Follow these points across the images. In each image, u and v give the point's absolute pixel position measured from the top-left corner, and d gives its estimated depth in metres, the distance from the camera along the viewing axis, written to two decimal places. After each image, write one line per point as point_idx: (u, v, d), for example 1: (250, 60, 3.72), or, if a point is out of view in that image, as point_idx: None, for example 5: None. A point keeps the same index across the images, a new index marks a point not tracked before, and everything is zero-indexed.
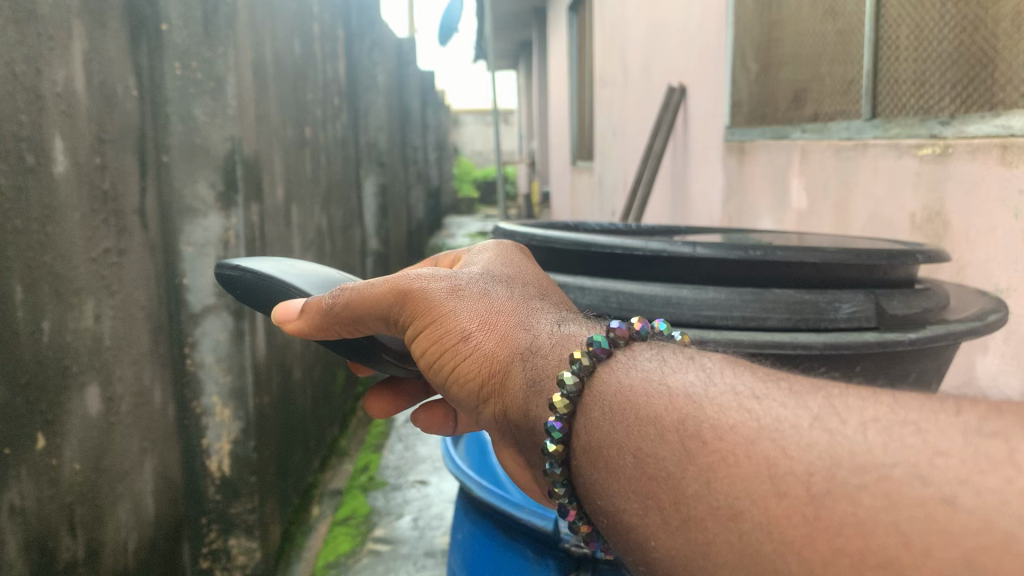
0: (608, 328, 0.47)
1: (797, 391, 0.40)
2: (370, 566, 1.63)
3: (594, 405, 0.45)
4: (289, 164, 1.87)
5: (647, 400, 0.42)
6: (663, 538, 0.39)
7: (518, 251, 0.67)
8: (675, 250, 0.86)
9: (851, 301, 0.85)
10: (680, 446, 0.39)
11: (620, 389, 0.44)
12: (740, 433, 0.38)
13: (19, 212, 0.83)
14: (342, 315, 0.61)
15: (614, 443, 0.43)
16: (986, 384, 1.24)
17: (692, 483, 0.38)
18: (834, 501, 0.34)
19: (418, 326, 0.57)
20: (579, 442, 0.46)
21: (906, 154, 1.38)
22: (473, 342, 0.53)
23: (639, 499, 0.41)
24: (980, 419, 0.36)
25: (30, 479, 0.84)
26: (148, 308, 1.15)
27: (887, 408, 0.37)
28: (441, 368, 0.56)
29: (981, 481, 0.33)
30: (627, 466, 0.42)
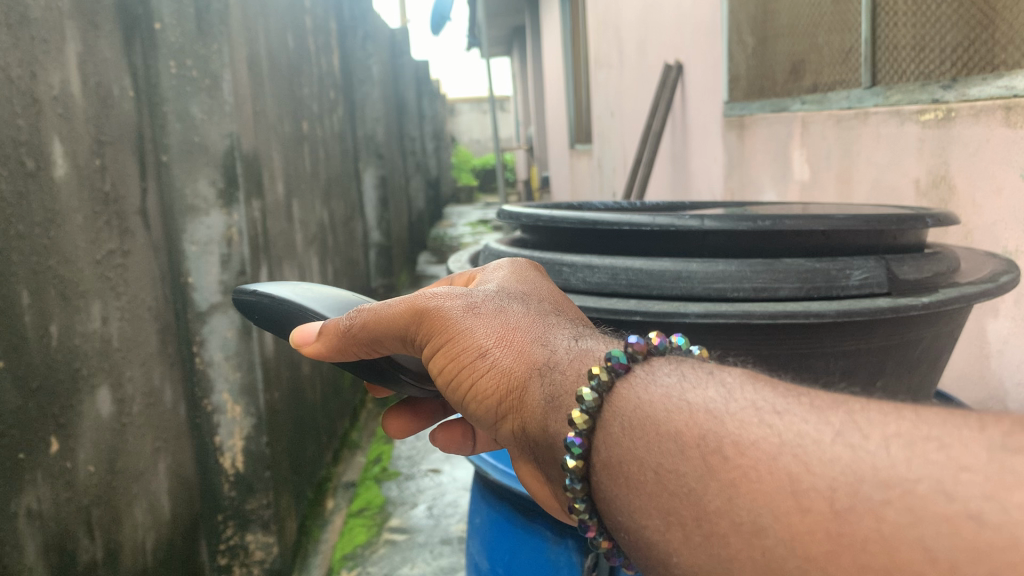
0: (626, 343, 0.45)
1: (818, 406, 0.36)
2: (388, 556, 1.63)
3: (613, 421, 0.42)
4: (288, 159, 1.85)
5: (667, 417, 0.39)
6: (685, 554, 0.36)
7: (532, 267, 0.65)
8: (683, 223, 0.84)
9: (862, 268, 0.83)
10: (701, 462, 0.36)
11: (640, 405, 0.42)
12: (763, 449, 0.35)
13: (21, 217, 0.82)
14: (359, 337, 0.60)
15: (633, 459, 0.40)
16: (999, 348, 1.23)
17: (714, 499, 0.35)
18: (860, 516, 0.31)
19: (435, 345, 0.56)
20: (599, 458, 0.43)
21: (909, 119, 1.36)
22: (490, 359, 0.52)
23: (661, 516, 0.38)
24: (1004, 432, 0.31)
25: (47, 483, 0.84)
26: (155, 309, 1.15)
27: (909, 423, 0.33)
28: (459, 387, 0.55)
29: (1007, 497, 0.29)
30: (647, 482, 0.39)
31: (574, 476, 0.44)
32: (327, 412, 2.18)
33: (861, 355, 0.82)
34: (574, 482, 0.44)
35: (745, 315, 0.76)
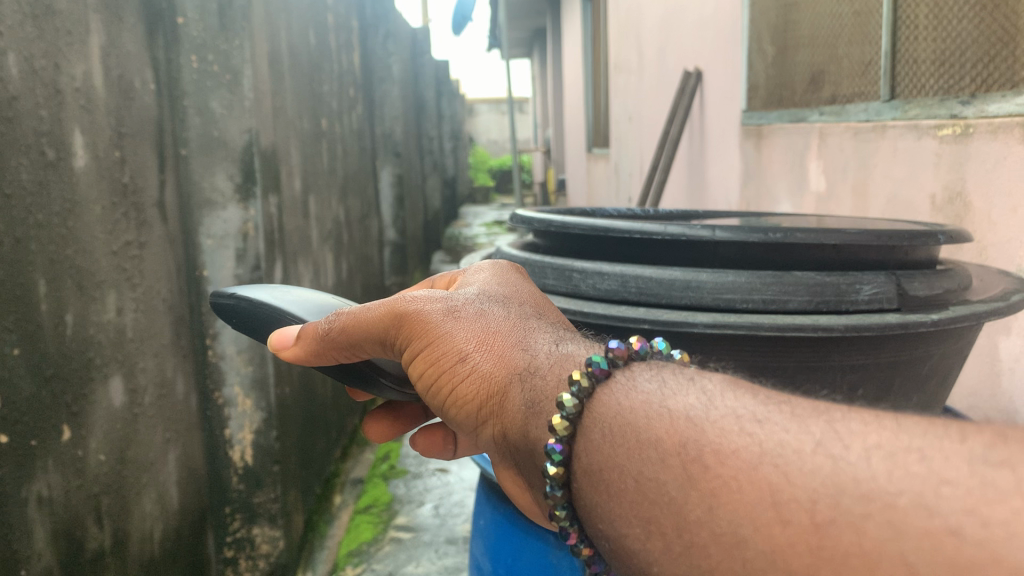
0: (607, 349, 0.46)
1: (799, 414, 0.37)
2: (393, 553, 1.64)
3: (594, 427, 0.43)
4: (306, 156, 1.87)
5: (647, 424, 0.40)
6: (666, 563, 0.37)
7: (515, 270, 0.66)
8: (694, 232, 0.85)
9: (872, 283, 0.84)
10: (682, 471, 0.37)
11: (620, 411, 0.42)
12: (743, 458, 0.36)
13: (40, 206, 0.83)
14: (338, 340, 0.61)
15: (613, 467, 0.41)
16: (1009, 368, 1.23)
17: (694, 509, 0.36)
18: (839, 527, 0.32)
19: (415, 348, 0.57)
20: (580, 464, 0.44)
21: (926, 134, 1.37)
22: (471, 363, 0.54)
23: (640, 524, 0.39)
24: (986, 445, 0.32)
25: (58, 470, 0.85)
26: (169, 301, 1.16)
27: (890, 433, 0.34)
28: (439, 390, 0.56)
29: (989, 513, 0.29)
30: (627, 490, 0.40)
31: (555, 482, 0.44)
32: (336, 408, 2.19)
33: (868, 370, 0.82)
34: (557, 486, 0.45)
35: (755, 328, 0.77)
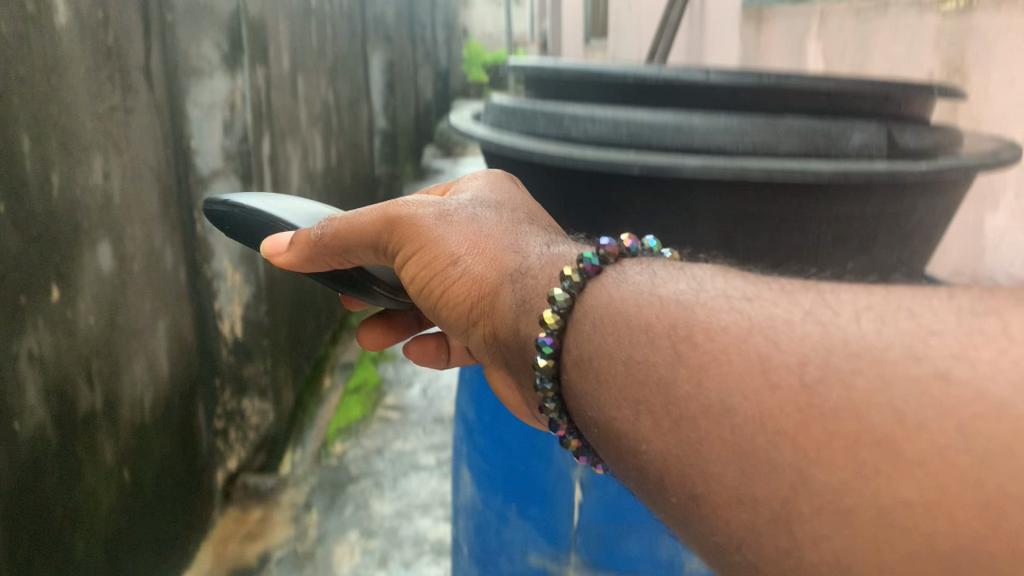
0: (599, 245, 0.45)
1: (789, 290, 0.35)
2: (381, 429, 1.69)
3: (583, 321, 0.41)
4: (294, 30, 1.80)
5: (635, 312, 0.38)
6: (654, 440, 0.33)
7: (509, 177, 0.65)
8: (688, 75, 0.78)
9: (861, 132, 0.76)
10: (671, 350, 0.34)
11: (609, 304, 0.41)
12: (732, 333, 0.32)
13: (20, 60, 0.79)
14: (329, 247, 0.60)
15: (603, 355, 0.38)
16: (995, 241, 1.24)
17: (683, 384, 0.32)
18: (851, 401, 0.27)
19: (407, 254, 0.56)
20: (570, 357, 0.42)
21: (928, 9, 1.33)
22: (462, 266, 0.53)
23: (631, 404, 0.35)
24: (974, 299, 0.30)
25: (47, 328, 0.85)
26: (158, 170, 1.12)
27: (880, 299, 0.32)
28: (431, 294, 0.56)
29: (976, 355, 0.27)
30: (618, 376, 0.37)
31: (545, 373, 0.43)
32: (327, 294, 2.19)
33: (855, 225, 0.73)
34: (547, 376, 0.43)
35: (745, 168, 0.67)
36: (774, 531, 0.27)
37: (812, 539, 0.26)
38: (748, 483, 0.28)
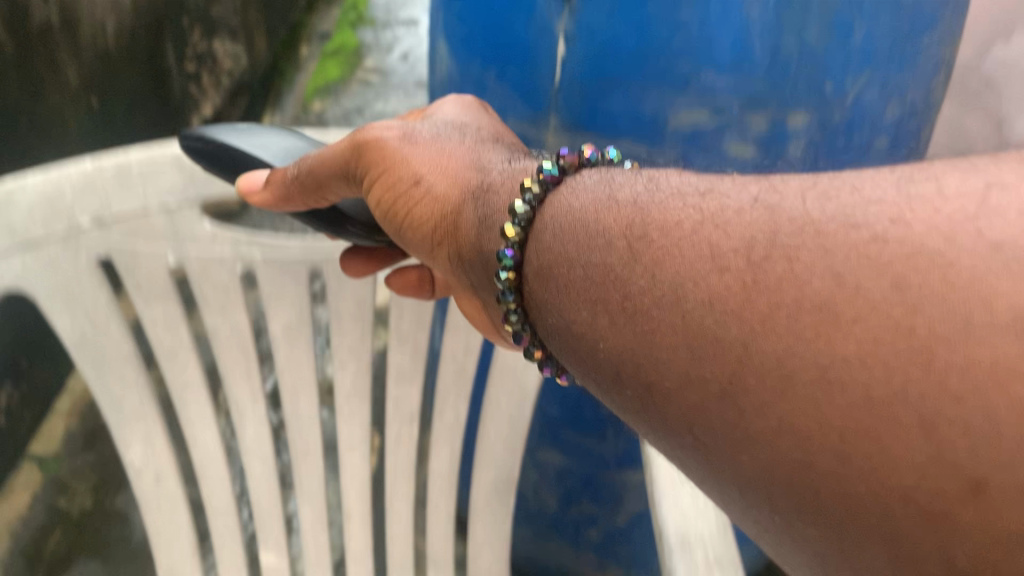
0: (556, 155, 0.40)
1: (738, 179, 0.34)
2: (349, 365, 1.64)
3: (547, 231, 0.36)
4: None
5: (597, 218, 0.34)
6: (611, 338, 0.31)
7: (477, 102, 0.54)
8: None
9: None
10: (627, 249, 0.32)
11: (572, 212, 0.36)
12: (684, 227, 0.30)
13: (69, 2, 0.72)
14: (304, 181, 0.50)
15: (564, 259, 0.35)
16: None
17: (638, 278, 0.30)
18: (782, 295, 0.26)
19: (375, 179, 0.48)
20: (533, 269, 0.37)
21: None
22: (426, 185, 0.46)
23: (587, 304, 0.32)
24: (914, 170, 0.28)
25: None
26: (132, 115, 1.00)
27: (829, 176, 0.30)
28: (396, 219, 0.48)
29: (912, 218, 0.25)
30: (576, 279, 0.34)
31: (506, 291, 0.38)
32: None
33: None
34: (512, 302, 0.38)
35: None
36: (726, 432, 0.27)
37: (760, 443, 0.26)
38: (700, 394, 0.27)
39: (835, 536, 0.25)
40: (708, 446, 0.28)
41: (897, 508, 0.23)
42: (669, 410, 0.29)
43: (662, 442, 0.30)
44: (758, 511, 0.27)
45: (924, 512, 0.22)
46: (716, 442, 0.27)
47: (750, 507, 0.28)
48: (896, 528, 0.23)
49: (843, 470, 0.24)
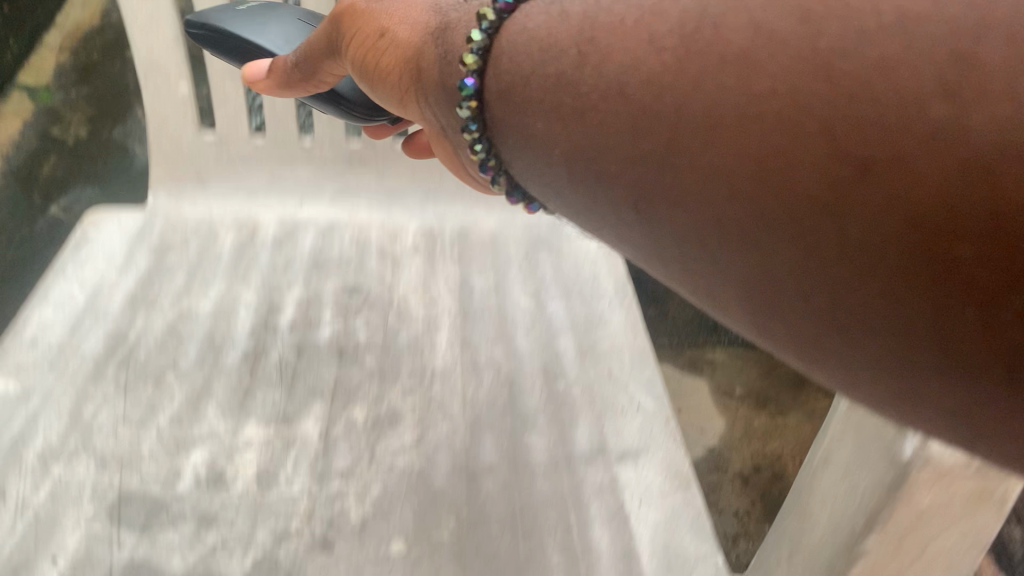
0: None
1: None
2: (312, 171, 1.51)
3: (505, 54, 0.33)
4: None
5: (551, 29, 0.31)
6: (559, 138, 0.30)
7: None
8: None
9: None
10: (576, 55, 0.29)
11: (520, 23, 0.33)
12: (628, 23, 0.28)
13: None
14: (301, 65, 0.48)
15: (517, 76, 0.32)
16: None
17: (587, 83, 0.28)
18: (705, 60, 0.24)
19: (353, 44, 0.44)
20: (494, 91, 0.33)
21: None
22: (392, 31, 0.42)
23: (541, 115, 0.31)
24: None
25: None
26: None
27: None
28: (374, 76, 0.44)
29: None
30: (540, 94, 0.30)
31: (468, 120, 0.34)
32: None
33: None
34: (475, 133, 0.35)
35: None
36: (663, 119, 0.25)
37: (694, 120, 0.24)
38: (654, 86, 0.26)
39: (764, 201, 0.22)
40: (651, 142, 0.26)
41: (824, 127, 0.21)
42: (618, 121, 0.27)
43: (602, 168, 0.28)
44: (688, 216, 0.25)
45: (857, 113, 0.20)
46: (657, 134, 0.25)
47: (679, 213, 0.25)
48: (822, 153, 0.21)
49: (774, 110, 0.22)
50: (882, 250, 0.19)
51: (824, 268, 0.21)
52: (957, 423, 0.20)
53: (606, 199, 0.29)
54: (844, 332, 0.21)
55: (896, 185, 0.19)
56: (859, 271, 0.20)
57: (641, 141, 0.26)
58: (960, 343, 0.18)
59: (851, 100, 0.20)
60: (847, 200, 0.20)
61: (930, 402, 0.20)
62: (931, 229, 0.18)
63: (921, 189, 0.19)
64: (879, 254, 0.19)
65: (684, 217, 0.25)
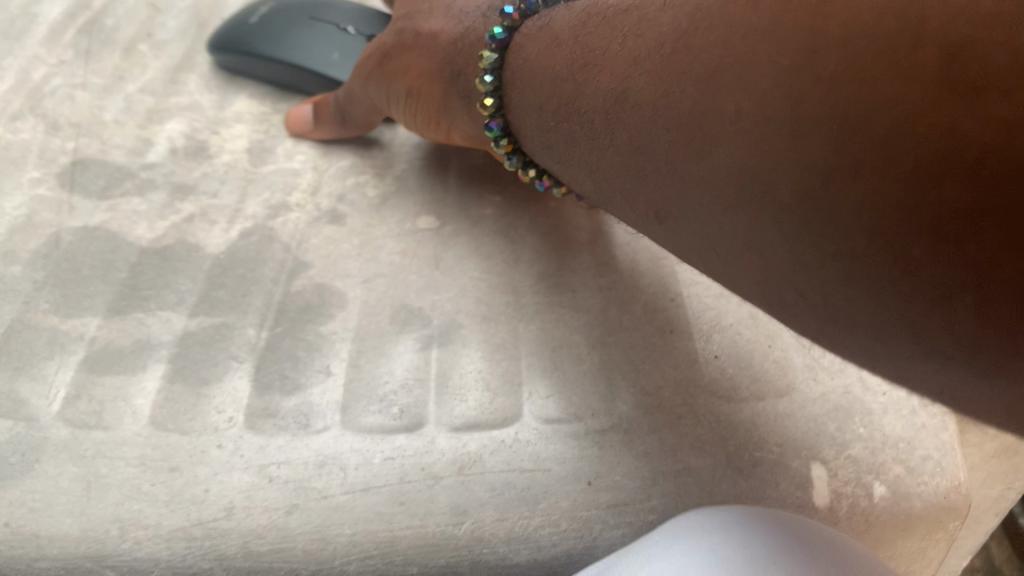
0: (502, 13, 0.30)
1: None
2: None
3: (523, 78, 0.28)
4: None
5: (561, 48, 0.27)
6: (580, 151, 0.27)
7: None
8: None
9: None
10: (589, 72, 0.26)
11: (528, 53, 0.29)
12: (645, 30, 0.24)
13: None
14: (342, 124, 0.36)
15: (535, 104, 0.28)
16: None
17: (601, 100, 0.25)
18: (706, 51, 0.21)
19: (383, 97, 0.35)
20: (521, 127, 0.29)
21: None
22: (417, 86, 0.33)
23: (562, 140, 0.27)
24: None
25: None
26: None
27: None
28: (421, 125, 0.34)
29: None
30: (556, 112, 0.27)
31: (507, 156, 0.30)
32: None
33: None
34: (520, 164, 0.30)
35: None
36: (628, 70, 0.24)
37: (655, 70, 0.23)
38: (623, 40, 0.24)
39: (709, 154, 0.21)
40: (616, 87, 0.24)
41: (783, 67, 0.19)
42: (586, 95, 0.26)
43: (569, 134, 0.27)
44: (647, 165, 0.23)
45: (817, 41, 0.18)
46: (622, 81, 0.24)
47: (642, 164, 0.24)
48: (782, 93, 0.19)
49: (731, 47, 0.20)
50: (834, 195, 0.17)
51: (777, 208, 0.19)
52: (953, 374, 0.17)
53: (578, 164, 0.27)
54: (801, 275, 0.19)
55: (855, 119, 0.17)
56: (821, 215, 0.18)
57: (606, 95, 0.25)
58: (905, 295, 0.17)
59: (803, 58, 0.18)
60: (799, 132, 0.18)
61: (889, 342, 0.18)
62: (890, 163, 0.16)
63: (877, 116, 0.17)
64: (832, 190, 0.17)
65: (646, 166, 0.23)
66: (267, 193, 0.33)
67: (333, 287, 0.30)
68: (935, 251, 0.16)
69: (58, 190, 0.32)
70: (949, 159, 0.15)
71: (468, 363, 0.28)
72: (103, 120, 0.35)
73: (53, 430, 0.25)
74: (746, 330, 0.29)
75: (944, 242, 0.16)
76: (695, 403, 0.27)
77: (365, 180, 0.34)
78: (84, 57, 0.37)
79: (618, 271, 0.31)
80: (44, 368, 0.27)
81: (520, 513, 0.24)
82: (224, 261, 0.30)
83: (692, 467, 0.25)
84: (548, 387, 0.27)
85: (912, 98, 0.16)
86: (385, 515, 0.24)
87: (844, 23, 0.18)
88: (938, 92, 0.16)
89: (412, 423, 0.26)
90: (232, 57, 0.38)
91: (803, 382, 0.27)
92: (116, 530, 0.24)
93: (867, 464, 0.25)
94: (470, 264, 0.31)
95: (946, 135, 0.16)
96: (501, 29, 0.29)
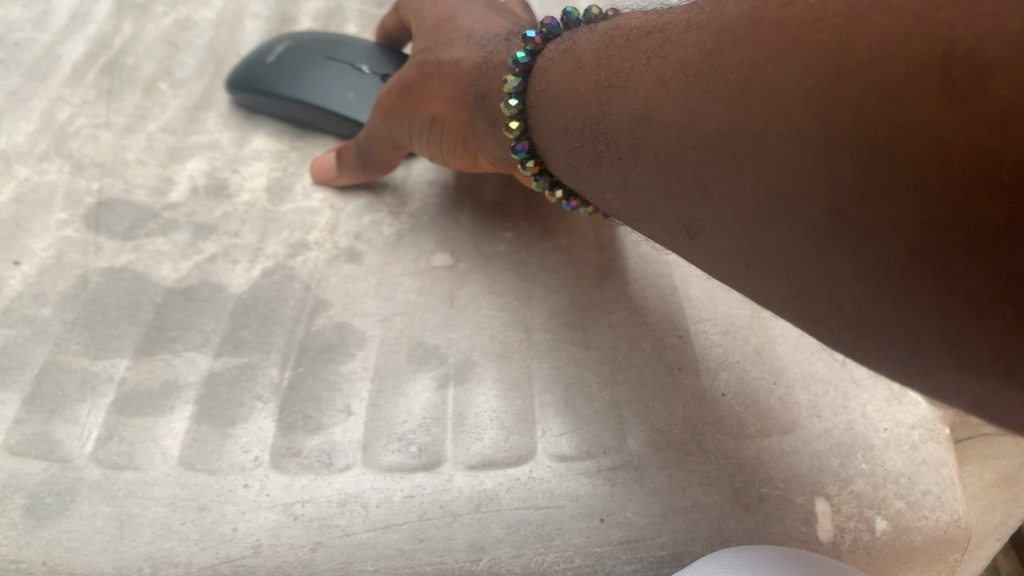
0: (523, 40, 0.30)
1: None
2: None
3: (548, 98, 0.28)
4: None
5: (582, 69, 0.27)
6: (603, 170, 0.26)
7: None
8: None
9: None
10: (608, 92, 0.25)
11: (549, 75, 0.28)
12: (665, 52, 0.23)
13: None
14: (367, 165, 0.36)
15: (558, 123, 0.28)
16: None
17: (620, 119, 0.24)
18: (729, 74, 0.20)
19: (403, 131, 0.35)
20: (548, 147, 0.29)
21: None
22: (439, 115, 0.33)
23: (585, 159, 0.27)
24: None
25: None
26: None
27: None
28: (445, 152, 0.35)
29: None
30: (578, 133, 0.27)
31: (535, 178, 0.30)
32: None
33: None
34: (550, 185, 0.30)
35: None
36: (648, 88, 0.23)
37: (676, 89, 0.22)
38: (646, 61, 0.24)
39: (734, 172, 0.20)
40: (635, 106, 0.24)
41: (810, 89, 0.18)
42: (606, 116, 0.25)
43: (590, 153, 0.27)
44: (669, 181, 0.23)
45: (845, 62, 0.18)
46: (643, 101, 0.23)
47: (664, 180, 0.23)
48: (807, 112, 0.18)
49: (753, 67, 0.20)
50: (869, 216, 0.17)
51: (808, 225, 0.18)
52: (994, 390, 0.17)
53: (602, 185, 0.27)
54: (834, 290, 0.18)
55: (888, 141, 0.16)
56: (856, 234, 0.17)
57: (626, 114, 0.24)
58: (946, 313, 0.16)
59: (831, 79, 0.18)
60: (828, 154, 0.18)
61: (922, 358, 0.17)
62: (925, 186, 0.16)
63: (910, 139, 0.16)
64: (867, 209, 0.17)
65: (667, 183, 0.23)
66: (286, 232, 0.35)
67: (352, 327, 0.31)
68: (970, 270, 0.15)
69: (84, 231, 0.33)
70: (984, 181, 0.15)
71: (483, 402, 0.29)
72: (126, 159, 0.36)
73: (86, 471, 0.26)
74: (752, 366, 0.30)
75: (987, 261, 0.15)
76: (703, 440, 0.27)
77: (381, 218, 0.36)
78: (106, 97, 0.39)
79: (628, 308, 0.32)
80: (76, 410, 0.28)
81: (535, 549, 0.25)
82: (246, 301, 0.32)
83: (701, 504, 0.26)
84: (561, 425, 0.28)
85: (946, 122, 0.16)
86: (406, 552, 0.25)
87: (871, 45, 0.17)
88: (972, 117, 0.15)
89: (430, 462, 0.27)
90: (250, 96, 0.39)
91: (806, 420, 0.28)
92: (149, 567, 0.25)
93: (869, 500, 0.26)
94: (484, 302, 0.32)
95: (983, 160, 0.15)
96: (524, 54, 0.29)
